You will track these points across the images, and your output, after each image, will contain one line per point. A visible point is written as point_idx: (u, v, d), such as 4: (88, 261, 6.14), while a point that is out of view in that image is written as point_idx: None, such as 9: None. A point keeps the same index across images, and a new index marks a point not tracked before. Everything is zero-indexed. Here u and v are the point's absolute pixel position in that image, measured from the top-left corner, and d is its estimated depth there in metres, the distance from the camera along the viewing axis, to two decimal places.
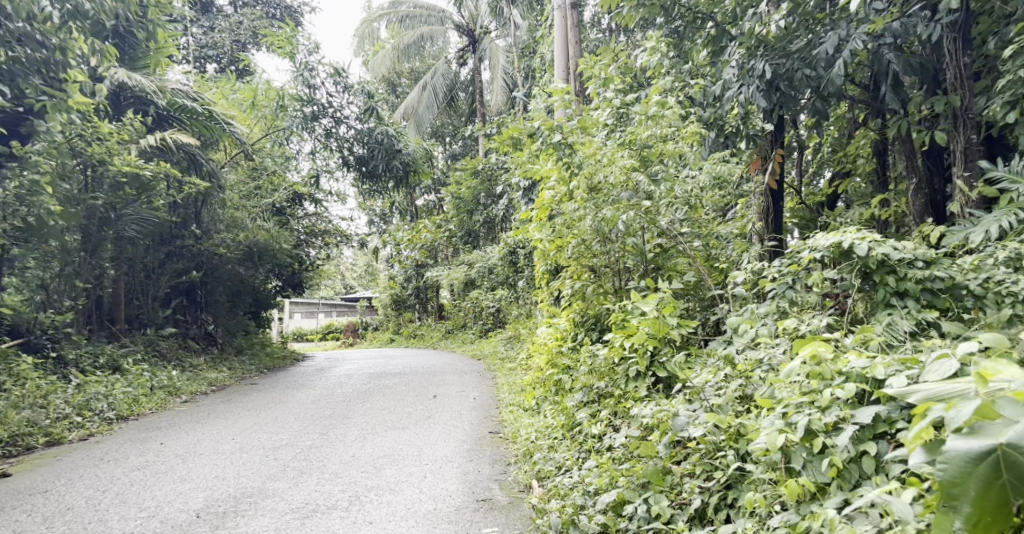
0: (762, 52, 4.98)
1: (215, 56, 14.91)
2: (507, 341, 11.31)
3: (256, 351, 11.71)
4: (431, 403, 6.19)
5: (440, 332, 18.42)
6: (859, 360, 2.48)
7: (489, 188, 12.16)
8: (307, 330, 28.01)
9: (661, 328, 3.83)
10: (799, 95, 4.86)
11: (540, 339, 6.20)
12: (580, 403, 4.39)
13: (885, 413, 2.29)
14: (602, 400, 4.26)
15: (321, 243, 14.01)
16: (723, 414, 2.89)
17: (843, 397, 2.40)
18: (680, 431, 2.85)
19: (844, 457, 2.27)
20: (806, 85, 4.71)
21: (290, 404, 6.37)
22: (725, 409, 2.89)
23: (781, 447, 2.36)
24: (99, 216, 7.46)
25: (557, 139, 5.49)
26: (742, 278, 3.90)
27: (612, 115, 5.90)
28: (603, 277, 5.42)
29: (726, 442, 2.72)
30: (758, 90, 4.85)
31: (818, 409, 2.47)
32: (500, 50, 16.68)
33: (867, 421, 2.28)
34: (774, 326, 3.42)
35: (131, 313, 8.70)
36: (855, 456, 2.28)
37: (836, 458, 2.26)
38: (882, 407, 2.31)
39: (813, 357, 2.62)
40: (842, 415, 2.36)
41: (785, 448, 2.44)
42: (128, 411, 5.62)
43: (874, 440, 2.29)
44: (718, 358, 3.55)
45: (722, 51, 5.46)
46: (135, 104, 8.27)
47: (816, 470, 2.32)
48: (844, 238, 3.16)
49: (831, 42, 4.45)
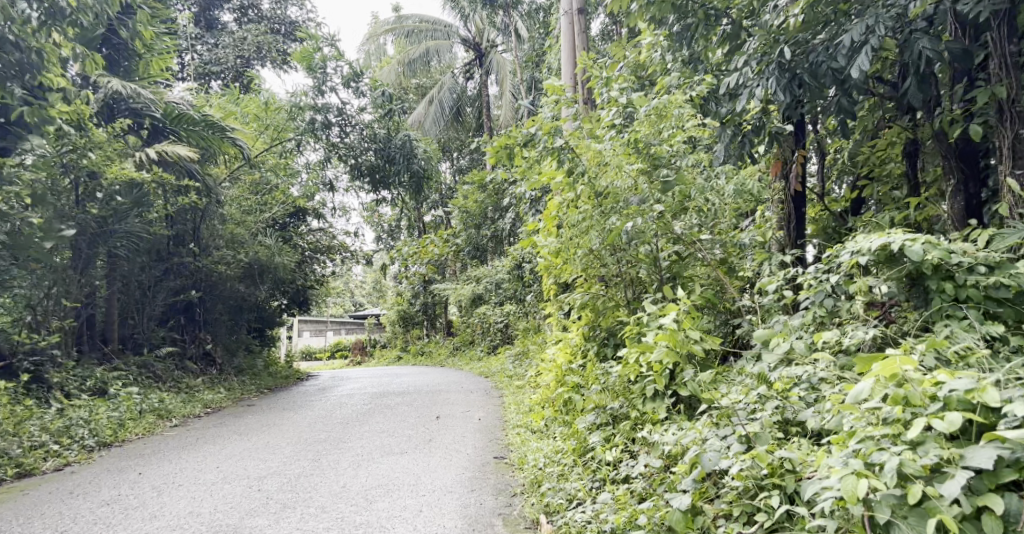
0: (781, 44, 4.65)
1: (219, 71, 14.73)
2: (515, 358, 10.93)
3: (258, 370, 11.38)
4: (433, 425, 5.85)
5: (449, 349, 18.07)
6: (961, 382, 2.12)
7: (497, 201, 11.84)
8: (315, 349, 27.67)
9: (681, 343, 3.52)
10: (824, 91, 4.51)
11: (548, 355, 5.87)
12: (592, 425, 4.02)
13: (1009, 456, 1.92)
14: (616, 422, 3.91)
15: (325, 259, 13.72)
16: (760, 443, 2.54)
17: (943, 432, 2.04)
18: (711, 466, 2.50)
19: (955, 515, 1.89)
20: (832, 79, 4.36)
21: (285, 427, 6.04)
22: (763, 437, 2.55)
23: (861, 497, 1.98)
24: (90, 232, 7.18)
25: (561, 142, 5.14)
26: (773, 287, 3.56)
27: (621, 116, 5.57)
28: (615, 288, 5.08)
29: (769, 480, 2.37)
30: (778, 84, 4.51)
31: (908, 447, 2.10)
32: (507, 63, 16.39)
33: (984, 467, 1.92)
34: (810, 339, 3.07)
35: (125, 333, 8.42)
36: (970, 512, 1.92)
37: (945, 516, 1.88)
38: (1001, 448, 1.95)
39: (895, 378, 2.25)
40: (946, 457, 1.98)
41: (868, 496, 2.04)
42: (112, 437, 5.30)
43: (995, 490, 1.94)
44: (748, 378, 3.20)
45: (738, 48, 5.12)
46: (131, 117, 8.06)
47: (912, 527, 1.95)
48: (892, 239, 2.75)
49: (858, 31, 4.08)
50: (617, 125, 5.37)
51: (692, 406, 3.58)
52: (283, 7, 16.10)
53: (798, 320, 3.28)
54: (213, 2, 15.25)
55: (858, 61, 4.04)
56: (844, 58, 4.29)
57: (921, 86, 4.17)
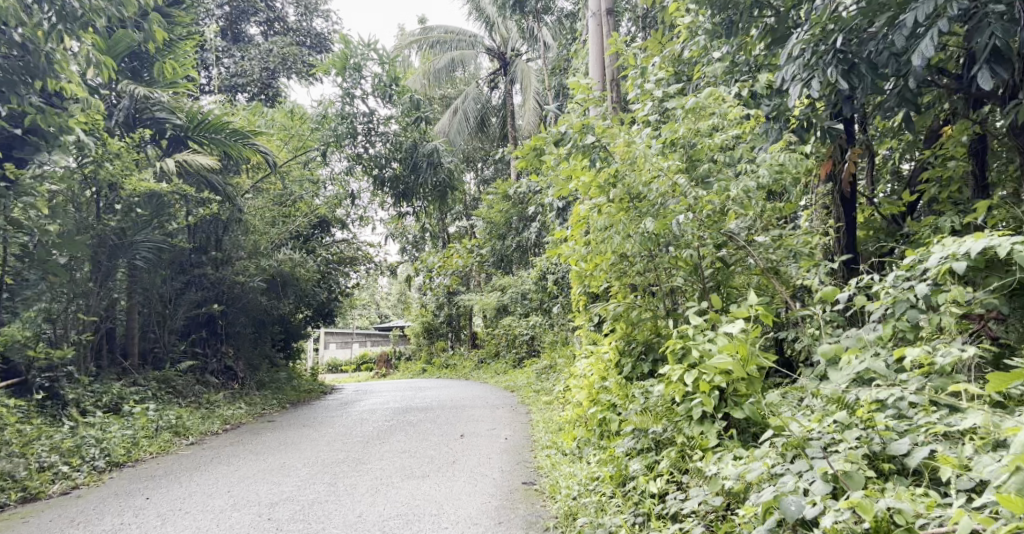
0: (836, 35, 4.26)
1: (244, 84, 14.55)
2: (543, 372, 10.54)
3: (280, 384, 11.17)
4: (457, 444, 5.52)
5: (473, 362, 17.75)
6: None
7: (522, 210, 11.53)
8: (340, 362, 27.58)
9: (735, 360, 3.16)
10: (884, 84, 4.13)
11: (579, 370, 5.52)
12: (631, 450, 3.67)
13: None
14: (660, 446, 3.56)
15: (350, 271, 13.53)
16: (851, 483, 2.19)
17: None
18: (793, 512, 2.16)
19: None
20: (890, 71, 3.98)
21: (303, 446, 5.77)
22: (854, 477, 2.20)
23: None
24: (110, 244, 7.02)
25: (594, 140, 4.82)
26: (843, 296, 3.20)
27: (657, 113, 5.24)
28: (654, 299, 4.71)
29: None
30: (837, 72, 4.12)
31: None
32: (532, 72, 16.16)
33: None
34: (891, 357, 2.72)
35: (145, 347, 8.26)
36: None
37: None
38: None
39: None
40: None
41: None
42: (125, 457, 5.07)
43: None
44: (814, 401, 2.85)
45: (783, 43, 4.75)
46: (152, 126, 7.92)
47: None
48: (998, 241, 2.47)
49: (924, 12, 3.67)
50: (652, 124, 5.01)
51: (749, 431, 3.22)
52: (308, 19, 16.07)
53: (874, 335, 2.92)
54: (240, 15, 15.21)
55: (921, 47, 3.70)
56: (909, 47, 3.90)
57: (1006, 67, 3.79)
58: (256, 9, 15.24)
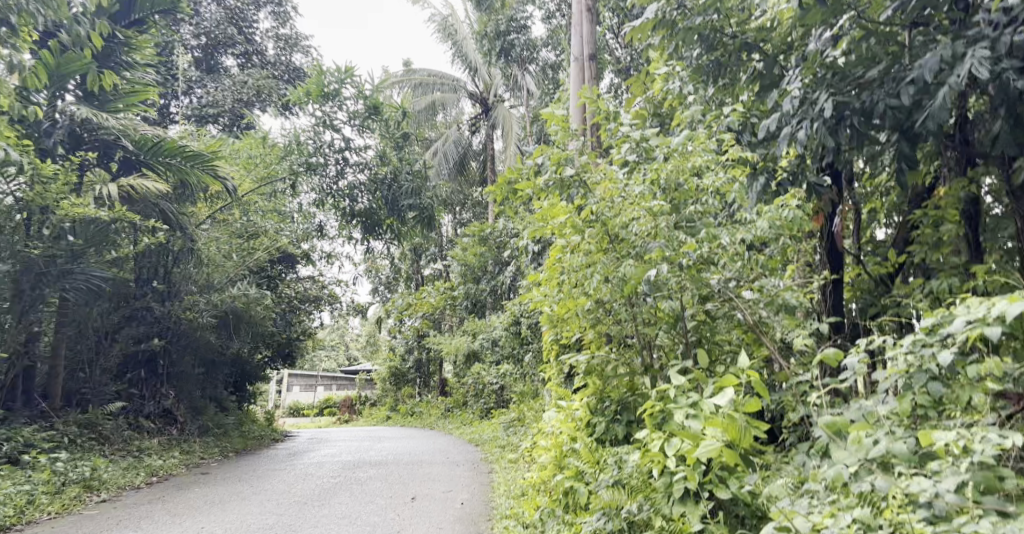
0: (833, 79, 3.93)
1: (215, 116, 13.73)
2: (510, 425, 9.91)
3: (228, 429, 10.36)
4: (405, 510, 4.87)
5: (440, 411, 16.96)
6: None
7: (497, 254, 11.06)
8: (302, 405, 26.46)
9: (724, 431, 2.68)
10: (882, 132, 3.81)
11: (546, 428, 4.97)
12: (599, 530, 3.15)
13: None
14: (633, 527, 3.04)
15: (313, 310, 12.86)
16: None
17: None
18: None
19: None
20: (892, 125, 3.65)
21: (230, 507, 5.07)
22: None
23: None
24: (38, 271, 6.36)
25: (572, 174, 4.40)
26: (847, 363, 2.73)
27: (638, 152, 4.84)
28: (629, 353, 4.23)
29: None
30: (825, 131, 3.74)
31: None
32: (514, 118, 15.97)
33: None
34: (916, 442, 2.27)
35: (71, 388, 7.50)
36: None
37: None
38: None
39: None
40: None
41: None
42: (12, 521, 4.36)
43: None
44: (818, 487, 2.37)
45: (773, 87, 4.44)
46: (99, 148, 7.15)
47: None
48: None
49: (932, 64, 3.34)
50: (633, 161, 4.58)
51: (739, 516, 2.73)
52: (288, 53, 15.48)
53: (892, 408, 2.45)
54: (216, 46, 14.54)
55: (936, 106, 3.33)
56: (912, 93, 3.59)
57: (1013, 132, 3.48)
58: (234, 42, 14.58)
